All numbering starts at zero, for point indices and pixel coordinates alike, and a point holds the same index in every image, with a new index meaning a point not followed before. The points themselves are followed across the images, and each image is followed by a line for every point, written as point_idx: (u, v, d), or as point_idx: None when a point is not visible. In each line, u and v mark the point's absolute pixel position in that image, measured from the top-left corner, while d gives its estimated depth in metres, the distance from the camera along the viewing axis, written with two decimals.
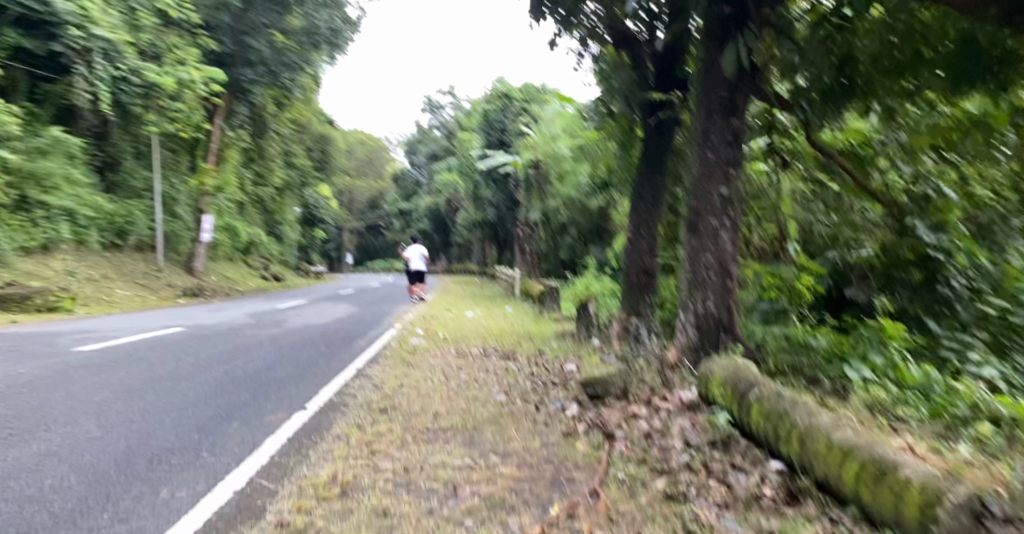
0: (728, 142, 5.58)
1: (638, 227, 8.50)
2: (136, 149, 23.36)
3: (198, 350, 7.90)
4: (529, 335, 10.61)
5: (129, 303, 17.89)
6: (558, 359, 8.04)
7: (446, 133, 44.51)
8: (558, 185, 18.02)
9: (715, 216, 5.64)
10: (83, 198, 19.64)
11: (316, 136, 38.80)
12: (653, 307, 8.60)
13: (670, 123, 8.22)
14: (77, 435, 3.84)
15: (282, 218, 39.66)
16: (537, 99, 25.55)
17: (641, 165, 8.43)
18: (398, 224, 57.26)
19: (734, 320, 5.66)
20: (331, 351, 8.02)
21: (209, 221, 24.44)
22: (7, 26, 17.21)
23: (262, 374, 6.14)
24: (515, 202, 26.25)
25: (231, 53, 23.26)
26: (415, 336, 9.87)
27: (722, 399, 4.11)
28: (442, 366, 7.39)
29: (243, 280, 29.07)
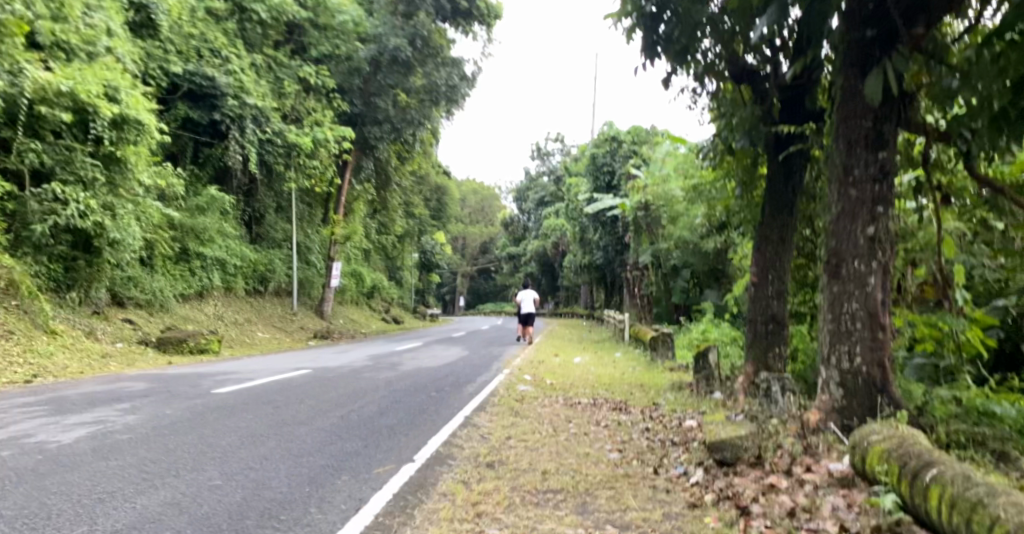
0: (875, 176, 4.95)
1: (764, 271, 7.82)
2: (276, 203, 25.45)
3: (318, 393, 8.12)
4: (643, 385, 10.04)
5: (266, 345, 19.12)
6: (677, 413, 7.45)
7: (556, 179, 44.94)
8: (672, 227, 17.36)
9: (862, 260, 4.99)
10: (231, 248, 21.59)
11: (433, 186, 40.60)
12: (784, 359, 7.80)
13: (798, 159, 7.62)
14: (200, 482, 3.91)
15: (400, 263, 41.45)
16: (647, 141, 25.08)
17: (766, 204, 7.82)
18: (509, 269, 58.10)
19: (888, 379, 4.91)
20: (441, 397, 7.95)
21: (337, 268, 25.98)
22: (179, 101, 19.10)
23: (373, 421, 6.12)
24: (625, 245, 25.70)
25: (360, 113, 24.94)
26: (524, 383, 9.63)
27: (885, 477, 3.46)
28: (551, 416, 7.08)
29: (365, 323, 30.47)
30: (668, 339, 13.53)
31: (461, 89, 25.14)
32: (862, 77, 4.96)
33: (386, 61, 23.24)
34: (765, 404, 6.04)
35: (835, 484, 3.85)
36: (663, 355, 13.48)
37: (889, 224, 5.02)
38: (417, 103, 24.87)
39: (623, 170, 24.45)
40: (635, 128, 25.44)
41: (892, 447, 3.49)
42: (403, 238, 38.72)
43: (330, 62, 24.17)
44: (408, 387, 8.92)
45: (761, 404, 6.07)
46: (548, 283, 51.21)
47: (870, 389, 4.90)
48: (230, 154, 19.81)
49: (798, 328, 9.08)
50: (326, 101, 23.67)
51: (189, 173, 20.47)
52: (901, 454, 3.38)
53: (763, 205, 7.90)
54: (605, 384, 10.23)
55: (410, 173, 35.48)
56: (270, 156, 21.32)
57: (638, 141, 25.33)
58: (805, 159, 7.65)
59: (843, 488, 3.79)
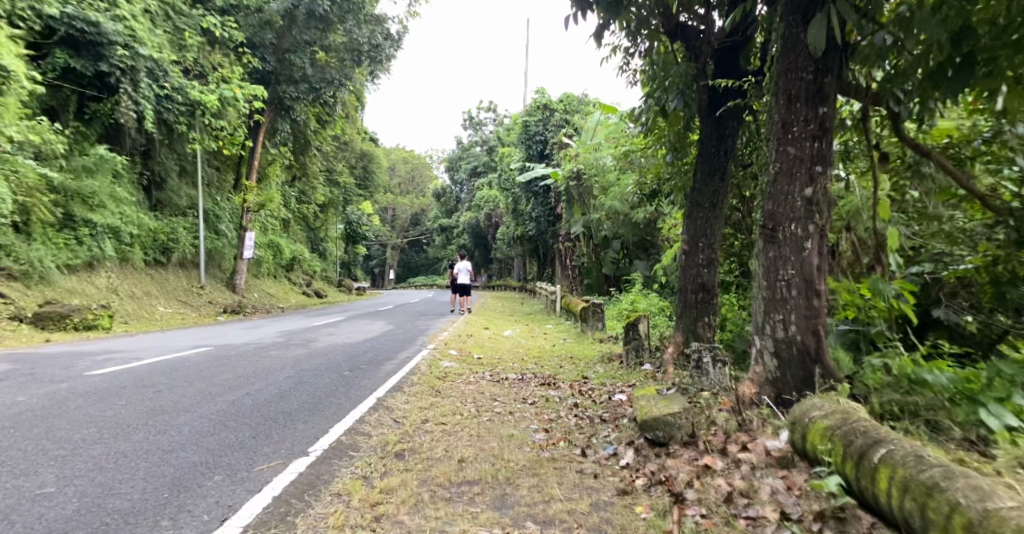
0: (814, 134, 4.64)
1: (694, 239, 7.57)
2: (180, 167, 23.56)
3: (213, 374, 7.28)
4: (572, 357, 9.72)
5: (168, 321, 17.75)
6: (606, 387, 7.12)
7: (487, 149, 44.12)
8: (603, 198, 17.10)
9: (798, 223, 4.70)
10: (128, 216, 19.79)
11: (358, 153, 38.90)
12: (713, 328, 7.62)
13: (731, 120, 7.27)
14: (25, 490, 3.15)
15: (323, 234, 39.72)
16: (579, 111, 24.67)
17: (697, 169, 7.52)
18: (439, 241, 57.00)
19: (823, 348, 4.67)
20: (354, 376, 7.27)
21: (251, 238, 24.38)
22: (56, 47, 16.99)
23: (271, 406, 5.41)
24: (555, 216, 25.43)
25: (275, 71, 23.29)
26: (447, 358, 9.08)
27: (828, 457, 3.14)
28: (475, 394, 6.58)
29: (284, 296, 28.96)
30: (597, 310, 13.29)
31: (385, 50, 24.06)
32: (804, 24, 4.60)
33: (302, 16, 21.65)
34: (696, 376, 5.75)
35: (775, 464, 3.54)
36: (592, 326, 13.26)
37: (828, 185, 4.73)
38: (336, 63, 23.41)
39: (553, 140, 24.02)
40: (566, 97, 24.98)
41: (838, 425, 3.18)
42: (326, 208, 37.01)
43: (238, 14, 22.23)
44: (319, 365, 8.19)
45: (692, 375, 5.78)
46: (479, 255, 50.59)
47: (805, 360, 4.65)
48: (122, 110, 17.99)
49: (727, 297, 8.95)
50: (235, 57, 21.91)
51: (73, 130, 18.52)
52: (848, 432, 3.08)
53: (695, 171, 7.60)
54: (533, 357, 9.83)
55: (333, 139, 33.73)
56: (169, 114, 19.48)
57: (569, 110, 24.91)
58: (739, 121, 7.31)
59: (783, 469, 3.48)
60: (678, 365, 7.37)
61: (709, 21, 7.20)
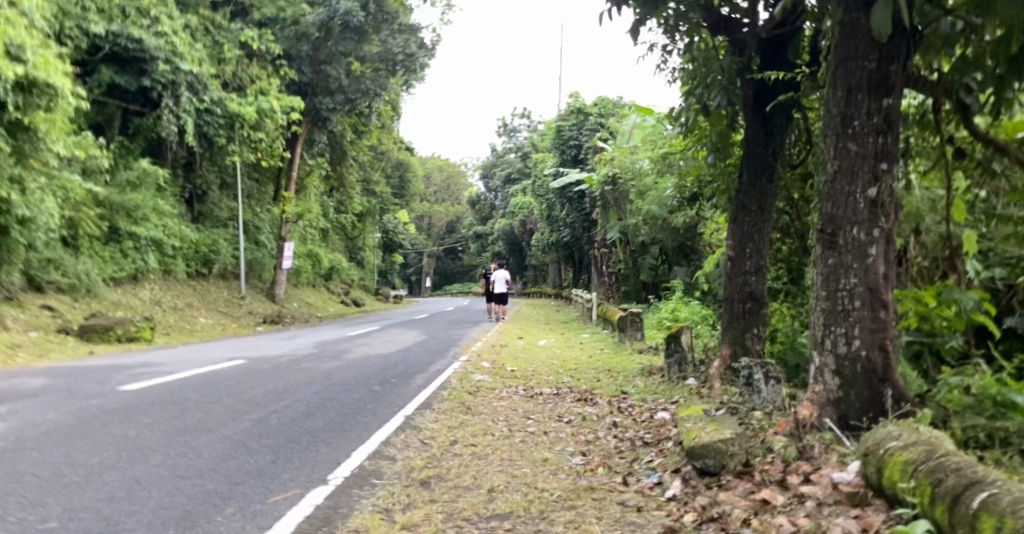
0: (878, 128, 4.19)
1: (740, 244, 7.13)
2: (221, 179, 24.01)
3: (243, 389, 7.14)
4: (610, 369, 9.32)
5: (209, 331, 17.97)
6: (647, 404, 6.72)
7: (522, 156, 43.92)
8: (640, 202, 16.64)
9: (861, 227, 4.25)
10: (171, 228, 20.20)
11: (393, 163, 39.17)
12: (762, 340, 7.14)
13: (779, 117, 6.89)
14: (25, 525, 2.97)
15: (361, 243, 40.06)
16: (614, 114, 24.21)
17: (743, 170, 7.10)
18: (475, 248, 56.98)
19: (891, 365, 4.20)
20: (384, 391, 7.04)
21: (289, 248, 24.64)
22: (102, 64, 17.53)
23: (295, 425, 5.20)
24: (592, 221, 24.99)
25: (311, 83, 23.53)
26: (480, 371, 8.79)
27: (911, 497, 2.72)
28: (508, 411, 6.26)
29: (323, 305, 29.20)
30: (635, 319, 12.83)
31: (419, 58, 23.70)
32: (865, 8, 4.15)
33: (337, 27, 21.82)
34: (747, 395, 5.31)
35: (845, 502, 3.11)
36: (630, 336, 12.80)
37: (894, 184, 4.27)
38: (371, 73, 23.53)
39: (588, 144, 23.59)
40: (601, 101, 24.56)
41: (923, 459, 2.75)
42: (363, 217, 37.33)
43: (275, 27, 22.53)
44: (349, 379, 8.00)
45: (743, 393, 5.34)
46: (514, 262, 50.32)
47: (870, 378, 4.19)
48: (164, 124, 18.38)
49: (776, 307, 8.42)
50: (273, 69, 22.23)
51: (118, 145, 19.01)
52: (934, 468, 2.65)
53: (740, 171, 7.18)
54: (569, 369, 9.47)
55: (369, 149, 34.00)
56: (209, 127, 19.85)
57: (604, 114, 24.46)
58: (788, 118, 6.93)
59: (855, 508, 3.05)
60: (724, 381, 6.91)
61: (754, 13, 6.78)
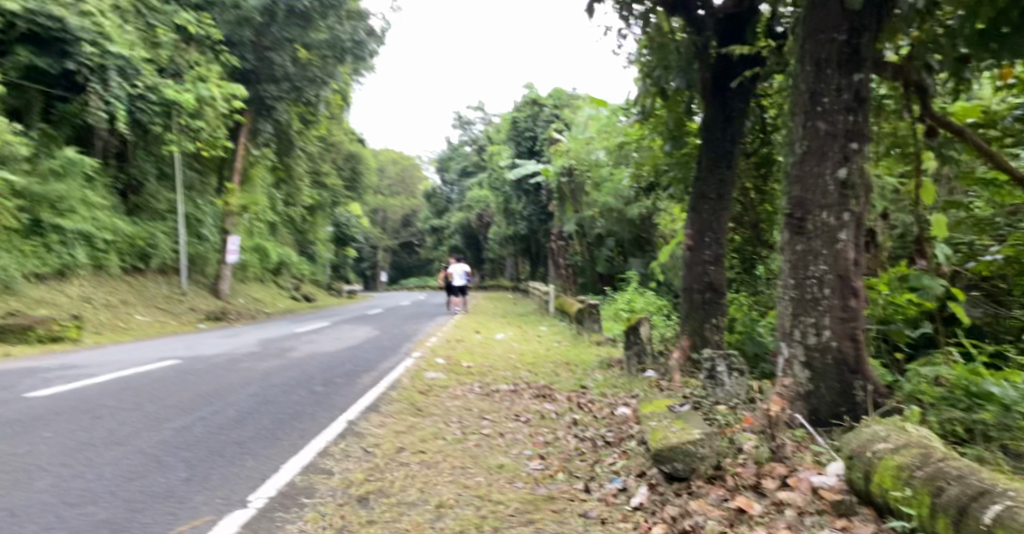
0: (848, 105, 3.95)
1: (700, 233, 6.91)
2: (158, 169, 22.74)
3: (169, 394, 6.51)
4: (568, 363, 9.02)
5: (144, 330, 16.92)
6: (607, 399, 6.43)
7: (478, 148, 43.39)
8: (595, 194, 16.48)
9: (831, 211, 4.00)
10: (101, 221, 18.97)
11: (344, 154, 38.07)
12: (722, 330, 6.95)
13: (737, 100, 6.69)
14: None
15: (313, 237, 38.85)
16: (569, 105, 23.97)
17: (702, 155, 6.87)
18: (430, 242, 56.13)
19: (862, 356, 3.98)
20: (325, 394, 6.51)
21: (233, 242, 23.52)
22: (19, 44, 16.25)
23: (221, 435, 4.67)
24: (548, 213, 24.74)
25: (255, 69, 22.46)
26: (432, 368, 8.35)
27: (906, 507, 2.45)
28: (460, 411, 5.87)
29: (271, 301, 28.09)
30: (593, 312, 12.58)
31: (369, 46, 23.25)
32: None
33: (282, 12, 20.88)
34: (711, 388, 5.07)
35: (829, 511, 2.84)
36: (588, 329, 12.54)
37: (864, 164, 4.03)
38: (319, 60, 22.61)
39: (544, 135, 23.33)
40: (556, 91, 24.30)
41: (918, 465, 2.51)
42: (314, 210, 36.15)
43: (215, 10, 21.42)
44: (290, 380, 7.45)
45: (706, 386, 5.09)
46: (471, 256, 49.73)
47: (841, 370, 3.95)
48: (91, 110, 17.17)
49: (736, 297, 8.27)
50: (213, 54, 21.11)
51: (40, 132, 17.70)
52: (930, 475, 2.39)
53: (699, 157, 6.94)
54: (526, 365, 9.11)
55: (319, 139, 32.93)
56: (142, 114, 18.68)
57: (560, 105, 24.18)
58: (746, 102, 6.73)
59: (841, 518, 2.77)
60: (685, 374, 6.68)
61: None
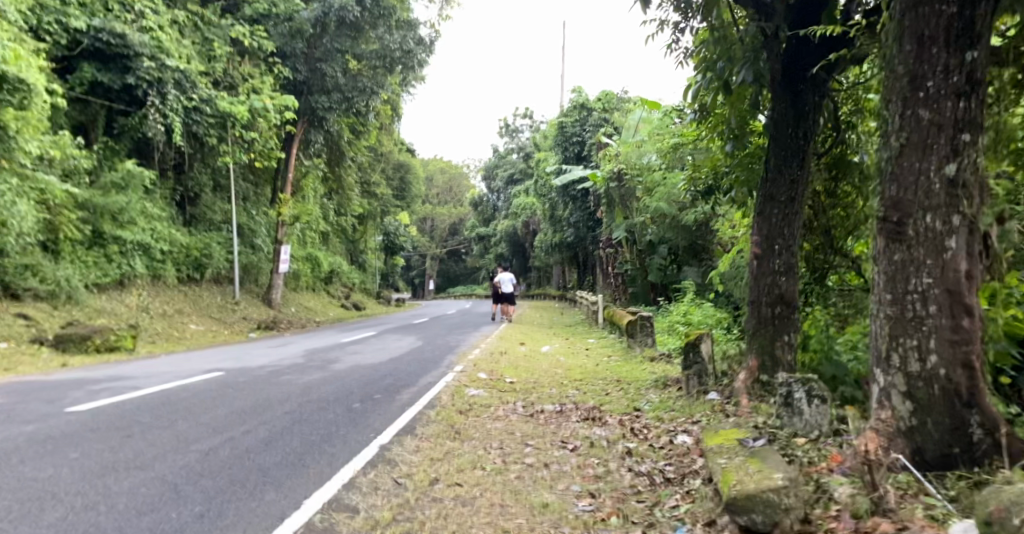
0: (958, 89, 3.33)
1: (768, 240, 6.29)
2: (214, 181, 23.29)
3: (204, 410, 6.31)
4: (620, 380, 8.46)
5: (197, 339, 17.18)
6: (665, 424, 5.86)
7: (525, 156, 43.10)
8: (646, 200, 15.86)
9: (937, 214, 3.37)
10: (159, 231, 19.48)
11: (393, 164, 38.37)
12: (794, 349, 6.28)
13: (810, 94, 6.08)
14: None
15: (363, 246, 39.27)
16: (619, 109, 23.34)
17: (770, 156, 6.27)
18: (478, 250, 56.06)
19: (977, 387, 3.32)
20: (362, 412, 6.17)
21: (285, 251, 23.84)
22: (84, 61, 16.85)
23: (245, 462, 4.37)
24: (597, 221, 24.12)
25: (306, 82, 22.76)
26: (475, 384, 7.93)
27: None
28: (503, 434, 5.43)
29: (322, 310, 28.39)
30: (646, 324, 11.94)
31: (418, 55, 23.10)
32: None
33: (332, 23, 21.12)
34: (787, 416, 4.47)
35: None
36: (640, 342, 11.91)
37: (978, 158, 3.40)
38: (368, 71, 22.79)
39: (593, 140, 22.77)
40: (605, 95, 23.71)
41: None
42: (364, 220, 36.51)
43: (267, 23, 21.80)
44: (328, 396, 7.16)
45: (783, 414, 4.49)
46: (519, 264, 49.38)
47: (951, 403, 3.31)
48: (150, 124, 17.66)
49: (805, 310, 7.56)
50: (266, 67, 21.49)
51: (102, 146, 18.31)
52: None
53: (767, 157, 6.35)
54: (575, 381, 8.57)
55: (368, 150, 33.27)
56: (198, 127, 19.13)
57: (609, 109, 23.59)
58: (820, 96, 6.14)
59: None
60: (752, 397, 6.06)
61: None
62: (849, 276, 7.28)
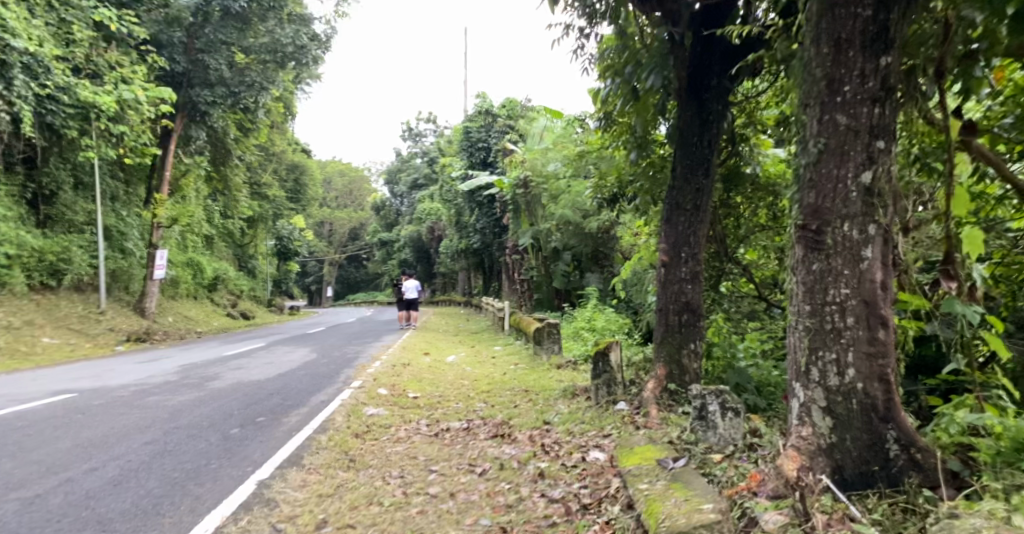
0: (874, 95, 3.25)
1: (675, 247, 6.21)
2: (76, 178, 20.80)
3: (39, 445, 5.29)
4: (528, 390, 8.18)
5: (51, 354, 15.16)
6: (576, 439, 5.60)
7: (428, 160, 42.29)
8: (551, 207, 15.82)
9: (853, 222, 3.29)
10: (5, 232, 17.07)
11: (287, 165, 36.34)
12: (700, 357, 6.23)
13: (715, 102, 5.99)
14: None
15: (253, 251, 36.84)
16: (523, 116, 23.31)
17: (677, 163, 6.20)
18: (379, 256, 54.39)
19: (892, 400, 3.25)
20: (238, 441, 5.41)
21: (162, 256, 21.74)
22: None
23: (80, 513, 3.59)
24: (502, 227, 23.91)
25: (186, 72, 20.86)
26: (372, 401, 7.33)
27: None
28: (404, 459, 4.94)
29: (205, 319, 26.15)
30: (553, 331, 11.71)
31: (312, 51, 21.98)
32: None
33: (216, 13, 19.58)
34: (701, 431, 4.30)
35: None
36: (547, 350, 11.68)
37: (892, 167, 3.34)
38: (258, 65, 21.33)
39: (497, 147, 22.57)
40: (509, 102, 23.61)
41: None
42: (255, 223, 34.25)
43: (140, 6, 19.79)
44: (200, 421, 6.28)
45: (698, 428, 4.32)
46: (422, 270, 48.37)
47: (869, 418, 3.21)
48: None
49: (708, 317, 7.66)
50: (139, 54, 19.49)
51: None
52: None
53: (673, 165, 6.25)
54: (481, 393, 8.14)
55: (259, 148, 31.22)
56: (54, 117, 16.97)
57: (513, 116, 23.53)
58: (724, 105, 6.04)
59: None
60: (661, 408, 5.91)
61: None
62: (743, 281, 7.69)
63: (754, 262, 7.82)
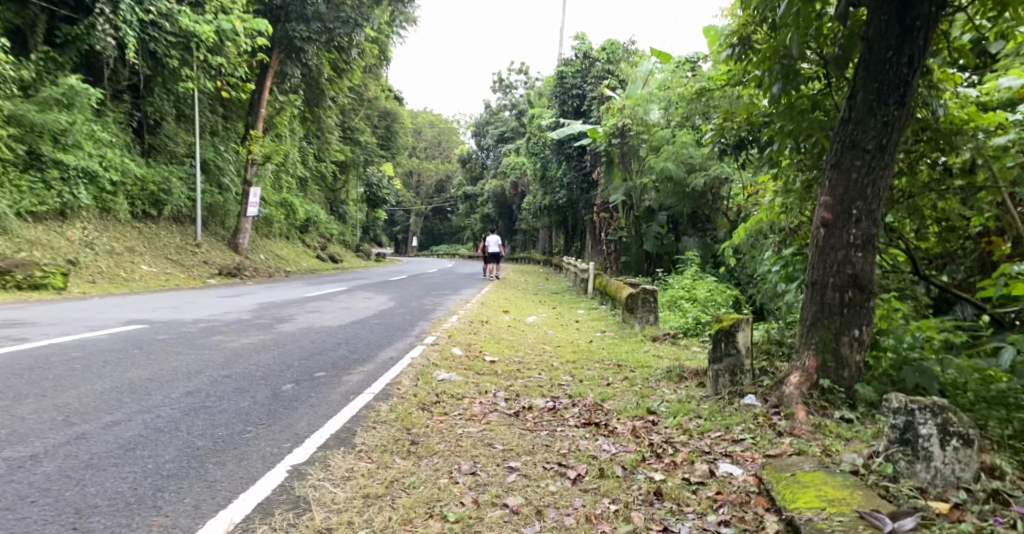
0: None
1: (843, 201, 4.71)
2: (178, 109, 20.94)
3: (71, 384, 4.63)
4: (625, 366, 6.96)
5: (147, 281, 15.38)
6: (695, 439, 4.37)
7: (518, 112, 40.98)
8: (651, 159, 14.21)
9: None
10: (110, 158, 17.38)
11: (379, 111, 36.08)
12: (864, 348, 4.77)
13: (925, 3, 4.37)
14: None
15: (344, 197, 37.12)
16: (623, 62, 21.27)
17: (857, 87, 4.65)
18: (464, 209, 54.04)
19: None
20: (285, 402, 4.54)
21: (255, 194, 21.90)
22: None
23: (63, 493, 2.75)
24: (592, 182, 22.41)
25: (284, 6, 20.36)
26: (438, 363, 6.34)
27: None
28: (476, 447, 3.90)
29: (294, 259, 26.50)
30: (648, 299, 10.20)
31: None
32: None
33: None
34: (905, 461, 3.00)
35: None
36: (640, 319, 10.21)
37: None
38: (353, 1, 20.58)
39: (594, 94, 20.90)
40: (610, 44, 21.60)
41: None
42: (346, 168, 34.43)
43: None
44: (253, 371, 5.51)
45: (898, 456, 3.04)
46: (505, 226, 47.61)
47: None
48: (99, 36, 15.50)
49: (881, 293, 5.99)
50: None
51: (42, 56, 16.04)
52: None
53: (851, 91, 4.72)
54: (567, 365, 6.98)
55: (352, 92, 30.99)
56: (156, 45, 16.99)
57: (614, 61, 21.66)
58: (937, 6, 4.40)
59: None
60: (810, 409, 4.61)
61: None
62: (898, 257, 5.97)
63: (900, 231, 6.08)
